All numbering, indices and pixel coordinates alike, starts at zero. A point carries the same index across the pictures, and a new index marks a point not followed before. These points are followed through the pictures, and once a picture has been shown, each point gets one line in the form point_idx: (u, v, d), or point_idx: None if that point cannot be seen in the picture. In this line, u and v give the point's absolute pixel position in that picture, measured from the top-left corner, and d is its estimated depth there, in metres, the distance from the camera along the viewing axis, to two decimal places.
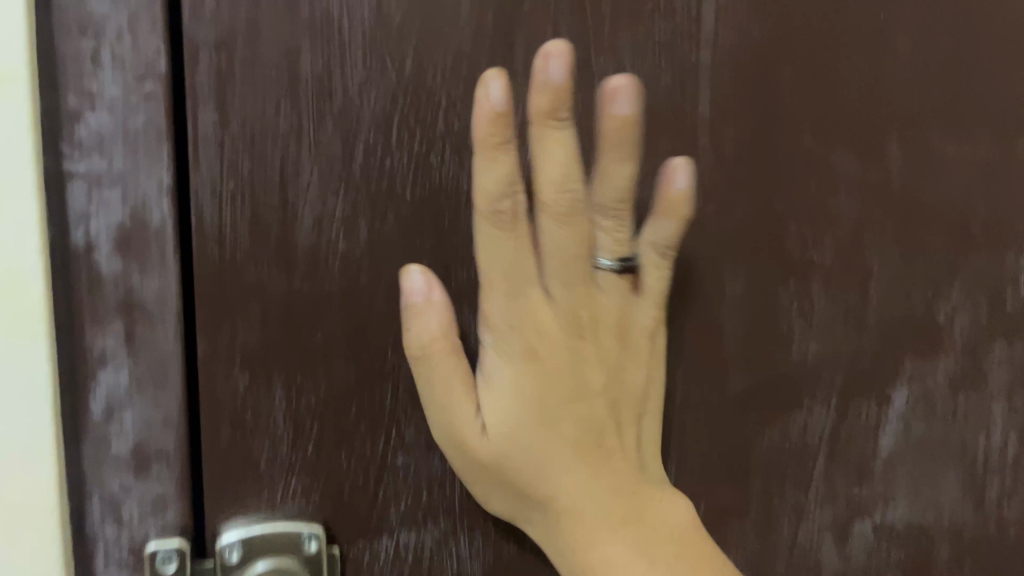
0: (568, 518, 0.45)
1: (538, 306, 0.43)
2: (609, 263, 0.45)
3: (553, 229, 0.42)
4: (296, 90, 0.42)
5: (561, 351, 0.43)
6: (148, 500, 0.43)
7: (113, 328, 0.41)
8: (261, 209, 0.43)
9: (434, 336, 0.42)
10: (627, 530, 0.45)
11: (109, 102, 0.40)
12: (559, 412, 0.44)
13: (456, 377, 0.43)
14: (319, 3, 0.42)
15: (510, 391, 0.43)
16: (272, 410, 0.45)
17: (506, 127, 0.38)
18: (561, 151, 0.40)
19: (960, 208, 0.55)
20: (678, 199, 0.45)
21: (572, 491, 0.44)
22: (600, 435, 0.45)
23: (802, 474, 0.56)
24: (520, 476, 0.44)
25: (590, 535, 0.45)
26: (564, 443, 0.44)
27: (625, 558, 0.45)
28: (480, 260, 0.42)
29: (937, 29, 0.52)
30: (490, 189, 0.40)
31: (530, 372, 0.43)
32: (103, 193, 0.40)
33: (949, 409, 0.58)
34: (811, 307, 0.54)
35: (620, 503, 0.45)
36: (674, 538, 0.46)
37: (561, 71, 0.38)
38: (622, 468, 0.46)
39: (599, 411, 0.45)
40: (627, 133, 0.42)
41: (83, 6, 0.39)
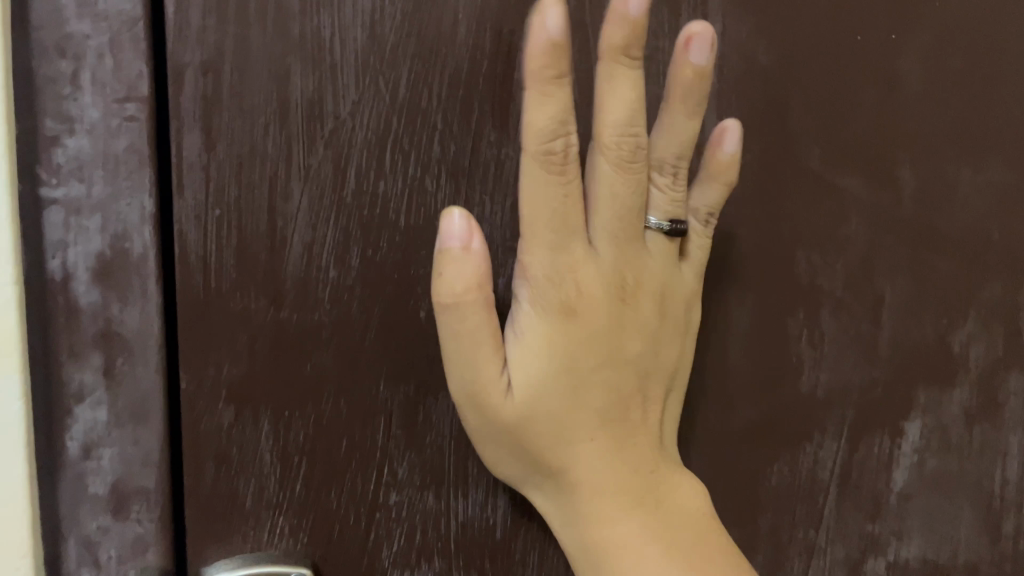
0: (588, 491, 0.42)
1: (580, 258, 0.40)
2: (658, 222, 0.44)
3: (609, 177, 0.40)
4: (286, 112, 0.40)
5: (598, 310, 0.41)
6: (127, 541, 0.41)
7: (91, 362, 0.40)
8: (247, 235, 0.41)
9: (469, 288, 0.39)
10: (645, 510, 0.42)
11: (89, 126, 0.38)
12: (590, 376, 0.41)
13: (487, 338, 0.39)
14: (310, 22, 0.40)
15: (542, 347, 0.41)
16: (258, 447, 0.43)
17: (562, 58, 0.36)
18: (628, 89, 0.39)
19: (976, 234, 0.53)
20: (727, 164, 0.44)
21: (594, 461, 0.42)
22: (626, 405, 0.43)
23: (814, 510, 0.54)
24: (542, 438, 0.41)
25: (607, 512, 0.42)
26: (590, 411, 0.41)
27: (642, 541, 0.41)
28: (527, 212, 0.40)
29: (950, 50, 0.50)
30: (540, 125, 0.38)
31: (562, 327, 0.41)
32: (82, 221, 0.38)
33: (964, 441, 0.56)
34: (821, 336, 0.52)
35: (640, 481, 0.42)
36: (692, 523, 0.43)
37: (640, 5, 0.37)
38: (644, 445, 0.43)
39: (626, 378, 0.43)
40: (700, 84, 0.41)
41: (62, 26, 0.37)
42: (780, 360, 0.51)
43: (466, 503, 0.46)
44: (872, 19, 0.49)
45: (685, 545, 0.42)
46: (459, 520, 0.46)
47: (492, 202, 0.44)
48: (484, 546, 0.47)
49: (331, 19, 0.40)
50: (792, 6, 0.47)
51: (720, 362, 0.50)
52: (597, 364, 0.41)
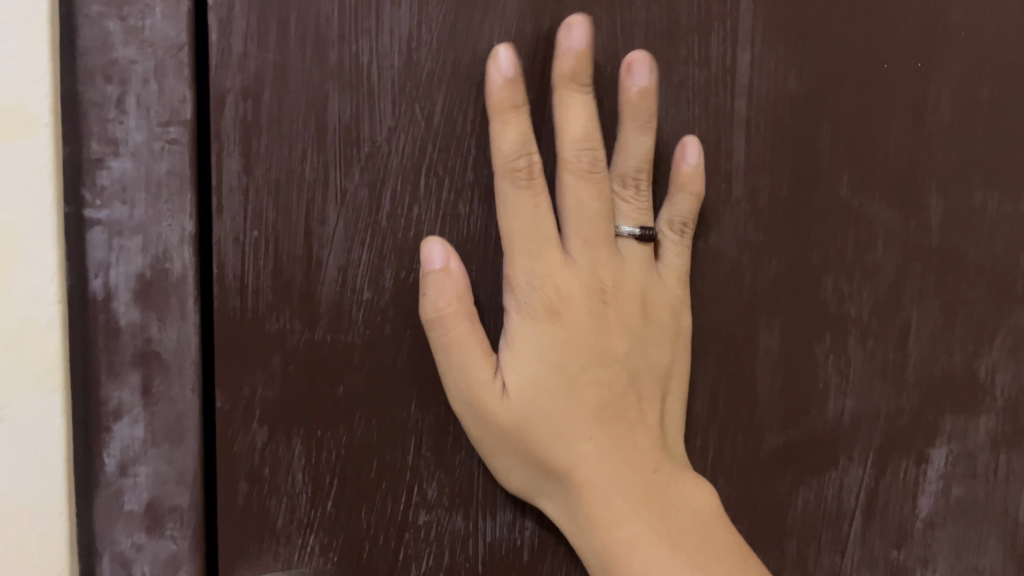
0: (590, 491, 0.42)
1: (558, 263, 0.42)
2: (631, 230, 0.45)
3: (576, 186, 0.41)
4: (323, 137, 0.41)
5: (584, 312, 0.42)
6: (161, 558, 0.42)
7: (129, 381, 0.40)
8: (284, 258, 0.42)
9: (451, 304, 0.41)
10: (652, 509, 0.42)
11: (133, 149, 0.39)
12: (580, 378, 0.42)
13: (473, 342, 0.41)
14: (348, 49, 0.41)
15: (535, 350, 0.42)
16: (291, 467, 0.43)
17: (517, 92, 0.39)
18: (581, 112, 0.41)
19: (1002, 262, 0.53)
20: (690, 175, 0.45)
21: (593, 461, 0.42)
22: (620, 404, 0.43)
23: (840, 537, 0.53)
24: (541, 440, 0.42)
25: (616, 514, 0.42)
26: (585, 412, 0.42)
27: (651, 540, 0.41)
28: (506, 229, 0.41)
29: (978, 79, 0.51)
30: (506, 149, 0.40)
31: (553, 330, 0.42)
32: (124, 242, 0.39)
33: (991, 468, 0.55)
34: (846, 363, 0.52)
35: (644, 482, 0.42)
36: (697, 521, 0.43)
37: (581, 37, 0.41)
38: (646, 446, 0.44)
39: (619, 379, 0.44)
40: (646, 103, 0.43)
41: (109, 52, 0.38)
42: (807, 387, 0.51)
43: (494, 524, 0.47)
44: (900, 47, 0.49)
45: (694, 548, 0.41)
46: (487, 542, 0.47)
47: None
48: (511, 567, 0.47)
49: (369, 46, 0.41)
50: (821, 35, 0.48)
51: (747, 388, 0.50)
52: (585, 365, 0.42)
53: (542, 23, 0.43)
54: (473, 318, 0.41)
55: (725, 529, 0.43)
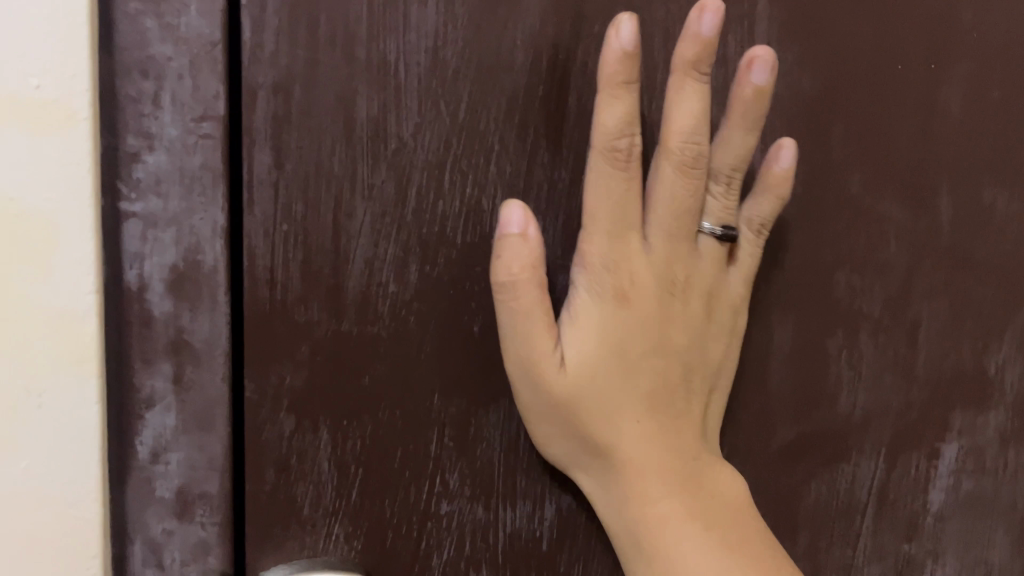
0: (631, 470, 0.44)
1: (635, 250, 0.43)
2: (711, 228, 0.46)
3: (673, 178, 0.42)
4: (351, 133, 0.42)
5: (649, 299, 0.43)
6: (191, 543, 0.43)
7: (162, 370, 0.41)
8: (312, 252, 0.43)
9: (526, 271, 0.41)
10: (686, 492, 0.44)
11: (167, 143, 0.40)
12: (637, 360, 0.44)
13: (538, 313, 0.42)
14: (376, 46, 0.42)
15: (598, 330, 0.43)
16: (317, 456, 0.44)
17: (632, 68, 0.39)
18: (693, 103, 0.41)
19: (1010, 259, 0.54)
20: (781, 177, 0.46)
21: (638, 442, 0.44)
22: (670, 391, 0.45)
23: (851, 530, 0.54)
24: (591, 416, 0.43)
25: (652, 492, 0.44)
26: (636, 394, 0.44)
27: (684, 521, 0.44)
28: (590, 203, 0.42)
29: (988, 80, 0.52)
30: (609, 125, 0.40)
31: (620, 314, 0.43)
32: (158, 233, 0.40)
33: (999, 464, 0.56)
34: (859, 357, 0.52)
35: (683, 467, 0.44)
36: (728, 508, 0.45)
37: (713, 25, 0.40)
38: (686, 432, 0.45)
39: (672, 367, 0.45)
40: (756, 103, 0.43)
41: (145, 49, 0.39)
42: (820, 382, 0.52)
43: (515, 514, 0.48)
44: (912, 48, 0.50)
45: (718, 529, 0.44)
46: (507, 531, 0.48)
47: (544, 222, 0.46)
48: (530, 556, 0.49)
49: (396, 44, 0.42)
50: (837, 36, 0.49)
51: (761, 382, 0.51)
52: (643, 350, 0.44)
53: (565, 22, 0.44)
54: (544, 288, 0.42)
55: (746, 515, 0.46)
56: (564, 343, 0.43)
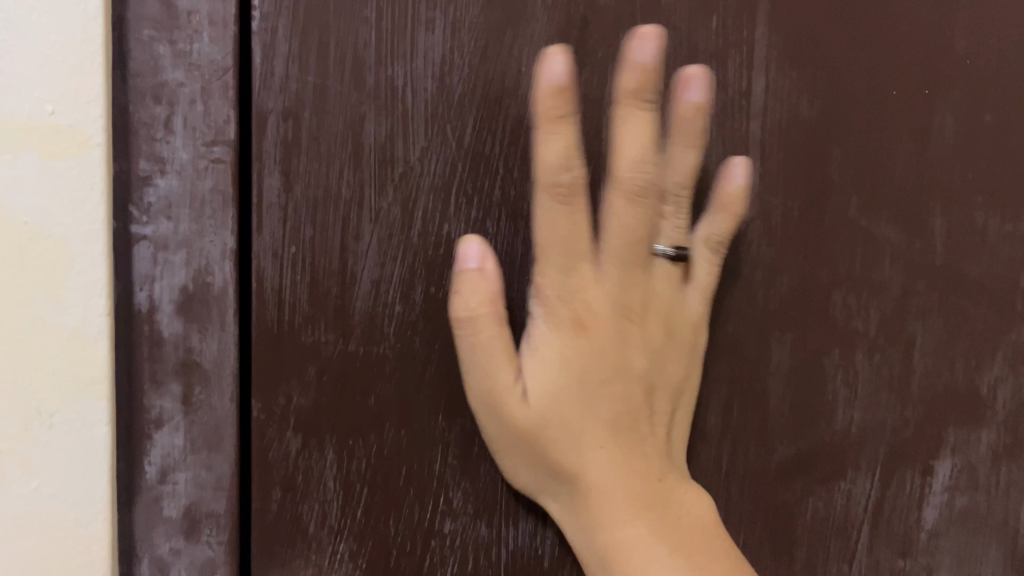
0: (597, 496, 0.44)
1: (590, 279, 0.43)
2: (665, 250, 0.46)
3: (622, 207, 0.43)
4: (360, 157, 0.43)
5: (609, 326, 0.44)
6: (198, 562, 0.44)
7: (170, 390, 0.42)
8: (320, 274, 0.43)
9: (483, 302, 0.42)
10: (655, 515, 0.44)
11: (179, 167, 0.41)
12: (598, 386, 0.44)
13: (498, 344, 0.43)
14: (385, 71, 0.43)
15: (557, 359, 0.44)
16: (323, 474, 0.45)
17: (567, 103, 0.41)
18: (640, 130, 0.43)
19: (1003, 280, 0.55)
20: (733, 195, 0.47)
21: (603, 467, 0.44)
22: (633, 416, 0.45)
23: (847, 545, 0.55)
24: (553, 443, 0.44)
25: (617, 518, 0.44)
26: (599, 421, 0.44)
27: (650, 544, 0.43)
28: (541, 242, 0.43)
29: (980, 105, 0.53)
30: (551, 161, 0.41)
31: (578, 343, 0.44)
32: (168, 255, 0.41)
33: (993, 480, 0.57)
34: (855, 376, 0.53)
35: (648, 490, 0.45)
36: (695, 528, 0.45)
37: (653, 52, 0.42)
38: (653, 455, 0.46)
39: (635, 392, 0.45)
40: (697, 119, 0.45)
41: (158, 74, 0.40)
42: (816, 400, 0.53)
43: (517, 532, 0.48)
44: (906, 75, 0.51)
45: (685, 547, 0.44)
46: (509, 548, 0.49)
47: None
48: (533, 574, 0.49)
49: (404, 70, 0.43)
50: (833, 63, 0.50)
51: (760, 400, 0.52)
52: (605, 377, 0.44)
53: (569, 49, 0.45)
54: (502, 321, 0.43)
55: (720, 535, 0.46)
56: (523, 372, 0.44)
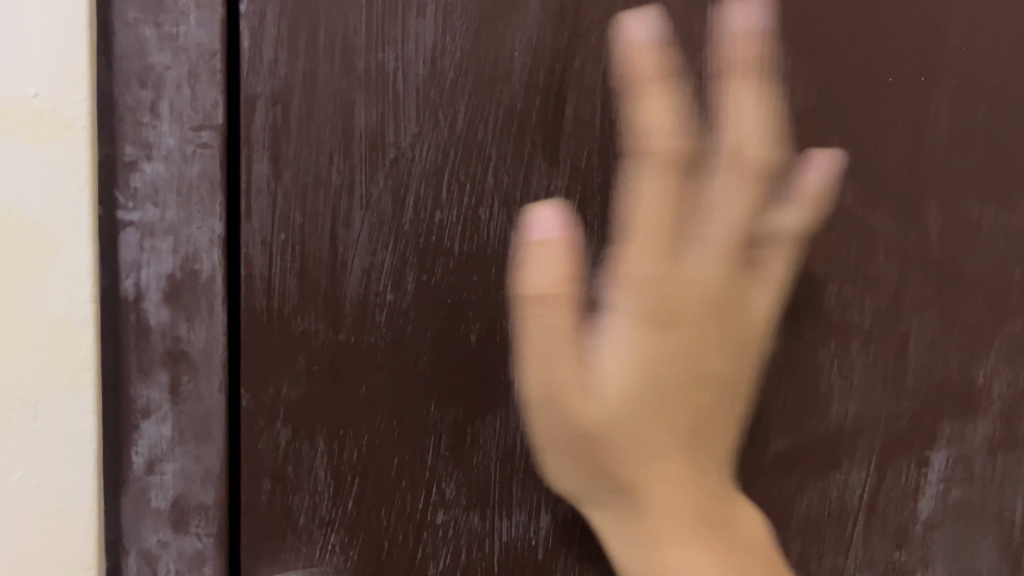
0: (654, 510, 0.42)
1: (680, 270, 0.42)
2: None
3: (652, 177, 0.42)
4: (350, 143, 0.43)
5: (693, 326, 0.42)
6: (186, 555, 0.43)
7: (158, 380, 0.41)
8: (310, 262, 0.43)
9: (553, 285, 0.39)
10: (713, 532, 0.43)
11: (166, 152, 0.40)
12: (666, 392, 0.42)
13: (567, 336, 0.40)
14: (375, 56, 0.42)
15: (631, 359, 0.41)
16: (314, 465, 0.44)
17: (653, 64, 0.42)
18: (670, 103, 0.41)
19: (1000, 273, 0.54)
20: (812, 188, 0.47)
21: (662, 479, 0.42)
22: (698, 426, 0.43)
23: (843, 537, 0.55)
24: (616, 452, 0.42)
25: (674, 534, 0.42)
26: (663, 430, 0.42)
27: (703, 561, 0.42)
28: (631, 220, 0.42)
29: (977, 94, 0.52)
30: (656, 124, 0.41)
31: (657, 344, 0.42)
32: (155, 242, 0.41)
33: (990, 475, 0.57)
34: (850, 366, 0.53)
35: (707, 507, 0.43)
36: (748, 546, 0.44)
37: (654, 27, 0.44)
38: (713, 468, 0.44)
39: (703, 398, 0.44)
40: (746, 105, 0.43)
41: (144, 58, 0.40)
42: (811, 392, 0.53)
43: (510, 523, 0.48)
44: (903, 63, 0.51)
45: (739, 564, 0.43)
46: (502, 541, 0.48)
47: None
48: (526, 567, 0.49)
49: (395, 55, 0.43)
50: (825, 54, 0.50)
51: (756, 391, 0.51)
52: (672, 383, 0.42)
53: (562, 33, 0.44)
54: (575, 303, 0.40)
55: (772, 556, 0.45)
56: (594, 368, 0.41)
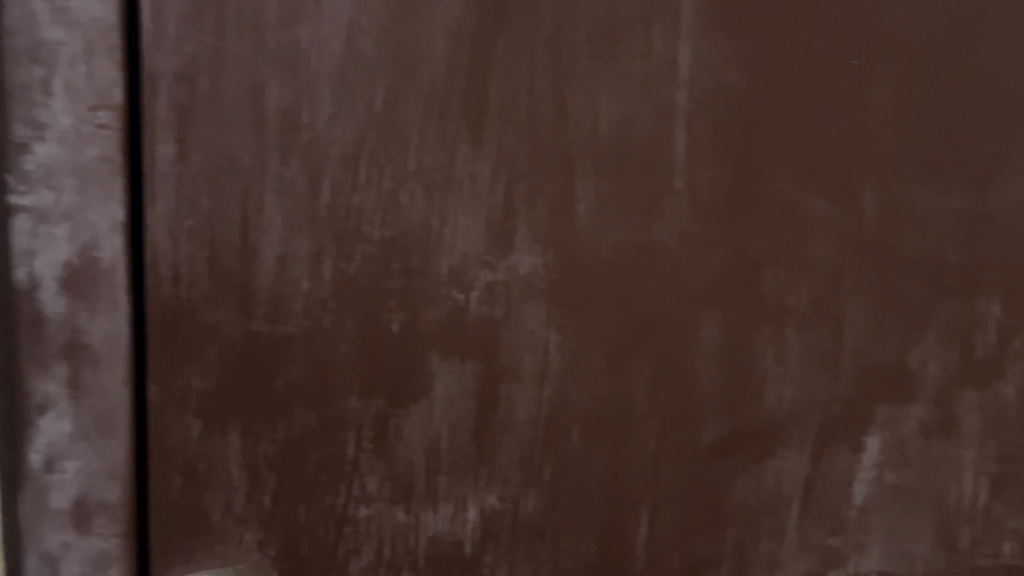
0: (582, 473, 0.48)
1: (615, 269, 0.47)
2: (598, 230, 0.46)
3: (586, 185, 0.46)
4: (262, 122, 0.41)
5: (612, 316, 0.47)
6: (90, 556, 0.42)
7: (56, 373, 0.41)
8: (221, 249, 0.42)
9: None
10: (637, 495, 0.49)
11: (60, 133, 0.39)
12: (592, 372, 0.48)
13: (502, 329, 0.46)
14: (287, 35, 0.41)
15: (559, 346, 0.47)
16: (227, 461, 0.43)
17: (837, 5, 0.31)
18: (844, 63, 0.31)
19: (938, 258, 0.50)
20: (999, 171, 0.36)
21: (589, 448, 0.48)
22: (620, 406, 0.48)
23: (779, 525, 0.51)
24: (548, 426, 0.47)
25: (609, 493, 0.49)
26: (591, 407, 0.48)
27: (631, 516, 0.49)
28: (564, 221, 0.46)
29: (914, 77, 0.48)
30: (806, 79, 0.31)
31: (584, 329, 0.47)
32: (50, 228, 0.40)
33: (920, 454, 0.52)
34: (786, 354, 0.50)
35: (635, 474, 0.49)
36: (675, 505, 0.50)
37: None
38: (644, 439, 0.49)
39: (628, 381, 0.48)
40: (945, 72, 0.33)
41: (35, 31, 0.38)
42: (746, 377, 0.49)
43: (436, 517, 0.47)
44: (837, 41, 0.47)
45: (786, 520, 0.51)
46: (428, 534, 0.47)
47: (466, 217, 0.44)
48: (455, 560, 0.48)
49: (310, 32, 0.41)
50: (756, 29, 0.46)
51: (688, 381, 0.49)
52: (603, 367, 0.48)
53: (488, 12, 0.43)
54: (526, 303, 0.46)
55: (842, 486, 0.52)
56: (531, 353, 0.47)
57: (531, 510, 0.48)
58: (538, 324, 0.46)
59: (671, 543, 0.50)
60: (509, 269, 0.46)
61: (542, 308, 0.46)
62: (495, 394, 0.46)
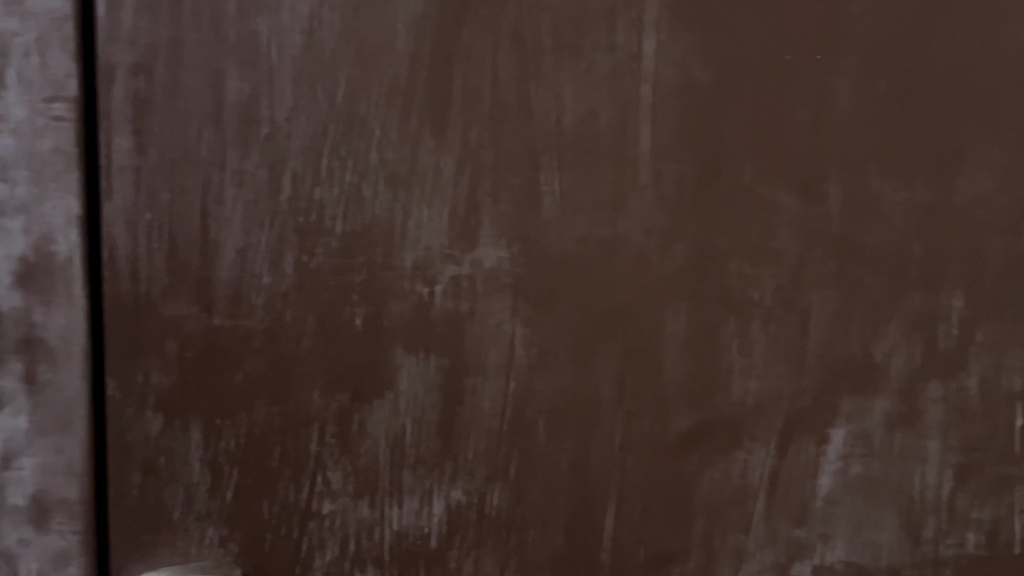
0: (549, 466, 0.48)
1: (580, 262, 0.47)
2: (567, 224, 0.46)
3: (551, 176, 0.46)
4: (221, 115, 0.41)
5: (577, 309, 0.47)
6: (51, 552, 0.43)
7: (12, 369, 0.42)
8: (182, 242, 0.42)
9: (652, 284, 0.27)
10: (605, 488, 0.49)
11: (14, 125, 0.40)
12: (558, 366, 0.48)
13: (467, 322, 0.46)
14: (245, 27, 0.41)
15: (525, 339, 0.47)
16: (189, 456, 0.44)
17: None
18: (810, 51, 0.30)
19: (902, 250, 0.50)
20: None
21: (556, 441, 0.48)
22: (587, 400, 0.48)
23: (745, 516, 0.51)
24: (514, 420, 0.47)
25: (575, 486, 0.49)
26: (557, 401, 0.48)
27: (599, 509, 0.49)
28: (530, 214, 0.46)
29: (876, 72, 0.48)
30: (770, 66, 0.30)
31: (549, 322, 0.47)
32: (4, 222, 0.41)
33: (885, 447, 0.51)
34: (751, 347, 0.50)
35: (603, 467, 0.49)
36: (643, 499, 0.50)
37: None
38: (611, 433, 0.49)
39: (593, 375, 0.48)
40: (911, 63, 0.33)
41: None
42: (711, 370, 0.49)
43: (401, 512, 0.47)
44: (798, 36, 0.47)
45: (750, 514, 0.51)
46: (393, 529, 0.47)
47: (429, 210, 0.44)
48: (420, 555, 0.47)
49: (268, 25, 0.41)
50: (716, 23, 0.46)
51: (653, 374, 0.49)
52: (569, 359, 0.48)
53: (449, 4, 0.43)
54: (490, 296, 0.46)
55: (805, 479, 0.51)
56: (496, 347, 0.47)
57: (497, 503, 0.48)
58: (504, 318, 0.46)
59: (637, 535, 0.50)
60: (475, 263, 0.45)
61: (508, 301, 0.46)
62: (461, 387, 0.46)
